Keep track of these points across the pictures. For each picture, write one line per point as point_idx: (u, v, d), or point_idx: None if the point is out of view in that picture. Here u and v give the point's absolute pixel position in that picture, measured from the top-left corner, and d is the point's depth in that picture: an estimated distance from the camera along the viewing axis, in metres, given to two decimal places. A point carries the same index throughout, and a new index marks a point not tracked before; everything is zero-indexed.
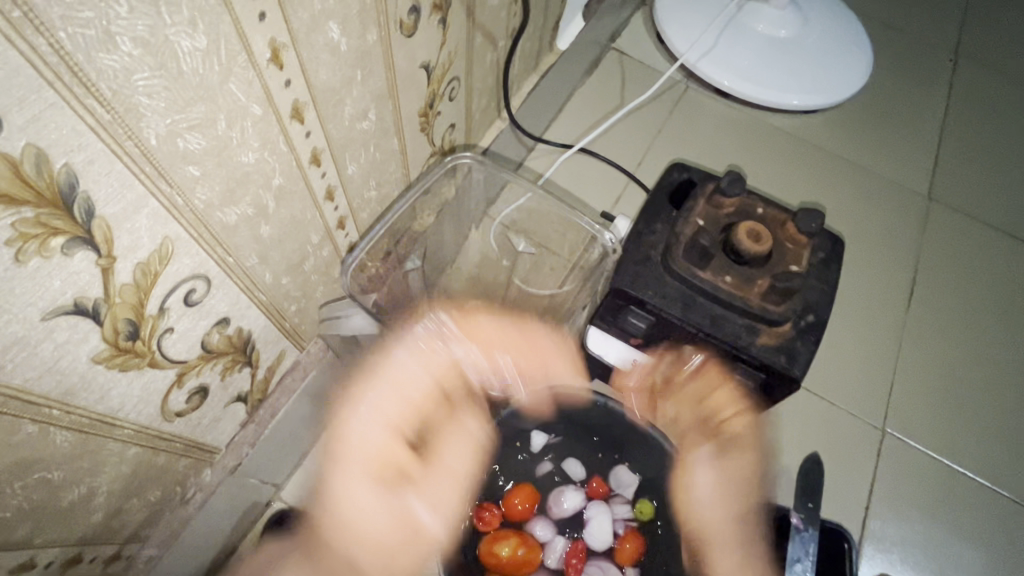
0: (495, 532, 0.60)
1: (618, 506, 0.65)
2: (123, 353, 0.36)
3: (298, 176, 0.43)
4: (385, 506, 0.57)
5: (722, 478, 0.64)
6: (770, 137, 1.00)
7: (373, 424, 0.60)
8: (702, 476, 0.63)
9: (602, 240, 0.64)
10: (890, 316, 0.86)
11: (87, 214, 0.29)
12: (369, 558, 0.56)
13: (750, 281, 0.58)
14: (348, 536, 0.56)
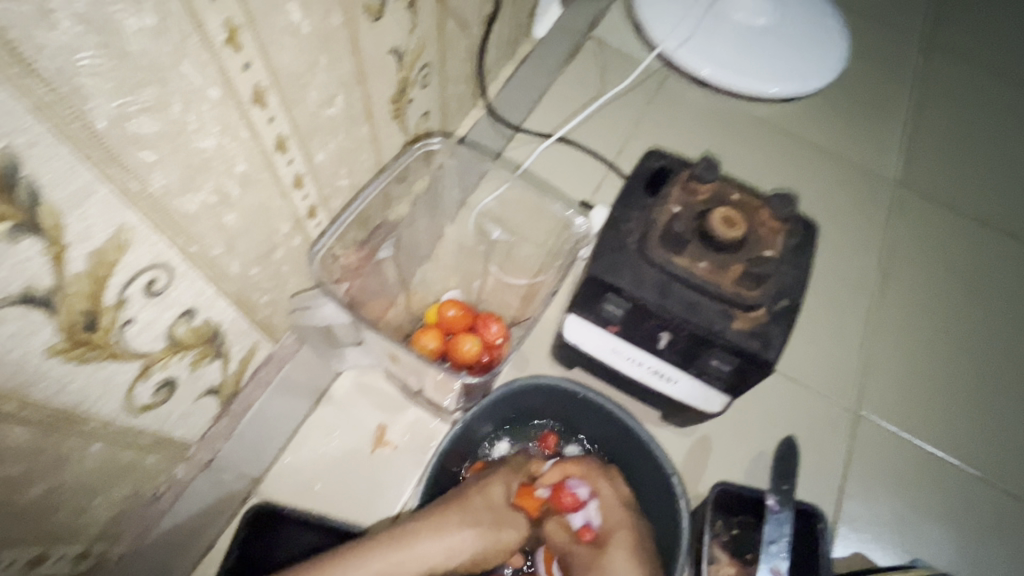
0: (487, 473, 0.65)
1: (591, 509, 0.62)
2: (81, 345, 0.35)
3: (263, 164, 0.42)
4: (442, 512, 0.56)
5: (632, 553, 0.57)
6: (747, 126, 1.00)
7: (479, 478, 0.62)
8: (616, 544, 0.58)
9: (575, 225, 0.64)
10: (865, 302, 0.88)
11: (32, 199, 0.28)
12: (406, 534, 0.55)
13: (724, 267, 0.59)
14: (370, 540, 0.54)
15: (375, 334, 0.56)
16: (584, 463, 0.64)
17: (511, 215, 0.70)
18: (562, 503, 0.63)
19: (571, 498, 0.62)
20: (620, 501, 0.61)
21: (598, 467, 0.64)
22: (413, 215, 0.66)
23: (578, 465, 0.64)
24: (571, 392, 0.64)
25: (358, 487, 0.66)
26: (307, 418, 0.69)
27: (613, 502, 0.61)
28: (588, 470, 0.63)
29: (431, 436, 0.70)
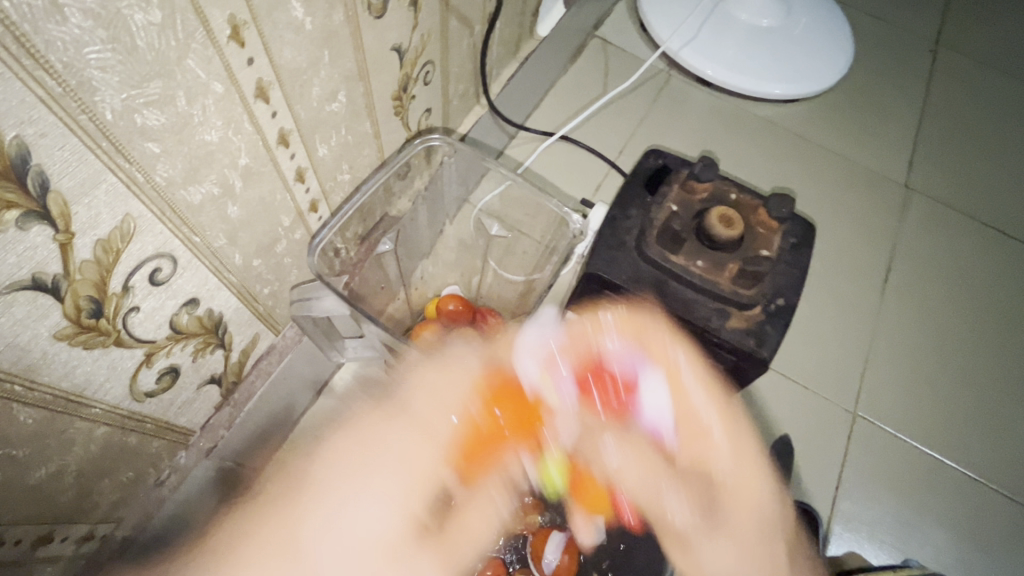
0: None
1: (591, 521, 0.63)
2: (86, 331, 0.36)
3: (266, 157, 0.43)
4: (378, 459, 0.59)
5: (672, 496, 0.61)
6: (750, 127, 1.00)
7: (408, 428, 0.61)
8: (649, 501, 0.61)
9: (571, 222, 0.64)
10: (864, 302, 0.88)
11: (41, 187, 0.29)
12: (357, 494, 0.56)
13: (721, 265, 0.60)
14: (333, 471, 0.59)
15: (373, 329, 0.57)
16: (618, 325, 0.63)
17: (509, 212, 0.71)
18: (604, 377, 0.62)
19: (614, 369, 0.62)
20: (669, 349, 0.61)
21: (632, 317, 0.63)
22: (414, 211, 0.67)
23: (626, 305, 0.63)
24: None
25: None
26: (308, 409, 0.70)
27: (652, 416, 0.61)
28: (634, 329, 0.62)
29: None
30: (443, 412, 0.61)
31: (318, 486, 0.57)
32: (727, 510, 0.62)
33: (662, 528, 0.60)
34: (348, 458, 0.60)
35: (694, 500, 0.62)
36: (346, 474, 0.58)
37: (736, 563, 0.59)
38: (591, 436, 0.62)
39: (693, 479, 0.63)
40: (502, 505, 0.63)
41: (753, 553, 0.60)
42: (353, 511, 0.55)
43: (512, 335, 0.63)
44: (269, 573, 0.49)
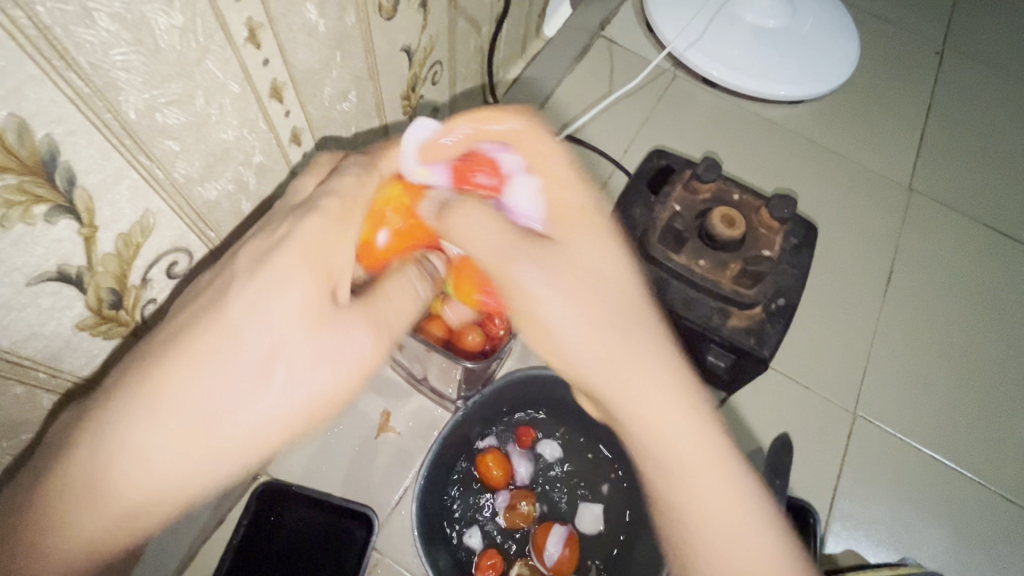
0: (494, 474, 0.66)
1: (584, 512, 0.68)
2: (107, 322, 0.37)
3: (278, 155, 0.45)
4: (232, 324, 0.34)
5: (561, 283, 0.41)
6: (754, 129, 1.01)
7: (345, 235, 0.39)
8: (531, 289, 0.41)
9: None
10: (866, 303, 0.88)
11: (68, 183, 0.30)
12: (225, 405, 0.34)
13: (722, 265, 0.61)
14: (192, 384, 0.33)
15: None
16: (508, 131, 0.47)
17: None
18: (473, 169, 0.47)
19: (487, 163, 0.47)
20: (566, 172, 0.47)
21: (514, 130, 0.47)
22: None
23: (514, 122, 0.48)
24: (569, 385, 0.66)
25: (361, 470, 0.69)
26: None
27: (575, 252, 0.42)
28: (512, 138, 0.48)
29: (433, 423, 0.73)
30: (343, 237, 0.38)
31: (154, 373, 0.33)
32: (580, 249, 0.42)
33: (505, 284, 0.41)
34: (248, 293, 0.35)
35: (559, 279, 0.41)
36: (225, 395, 0.34)
37: (649, 390, 0.41)
38: (462, 217, 0.42)
39: (562, 255, 0.41)
40: (419, 283, 0.44)
41: (665, 375, 0.41)
42: (278, 298, 0.35)
43: (394, 142, 0.48)
44: (166, 461, 0.33)
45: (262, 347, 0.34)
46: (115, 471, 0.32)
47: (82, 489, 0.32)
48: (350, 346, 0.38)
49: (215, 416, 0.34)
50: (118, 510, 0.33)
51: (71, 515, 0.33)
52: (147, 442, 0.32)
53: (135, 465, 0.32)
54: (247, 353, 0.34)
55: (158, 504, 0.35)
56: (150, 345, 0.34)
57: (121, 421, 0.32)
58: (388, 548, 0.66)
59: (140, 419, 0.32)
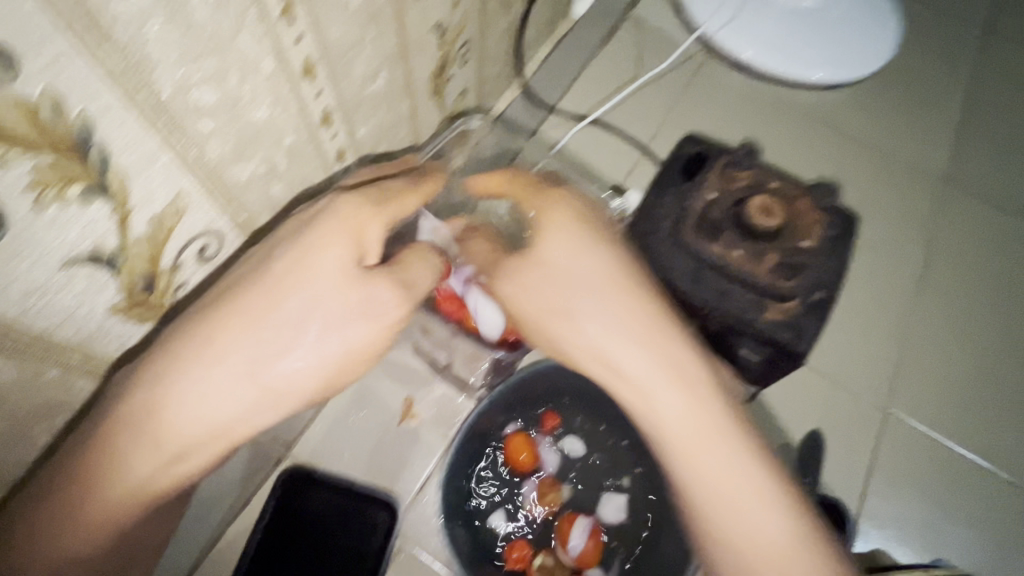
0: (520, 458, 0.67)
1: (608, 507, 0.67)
2: (139, 306, 0.37)
3: (309, 137, 0.43)
4: (267, 304, 0.37)
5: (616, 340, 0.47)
6: (787, 116, 0.97)
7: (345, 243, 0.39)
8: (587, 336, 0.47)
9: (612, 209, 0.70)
10: (900, 299, 0.85)
11: (102, 163, 0.29)
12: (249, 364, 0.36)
13: (760, 256, 0.59)
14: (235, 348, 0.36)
15: None
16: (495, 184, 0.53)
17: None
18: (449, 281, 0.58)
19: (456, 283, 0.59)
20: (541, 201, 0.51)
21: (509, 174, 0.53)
22: None
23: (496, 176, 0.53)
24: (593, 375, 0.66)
25: (384, 456, 0.69)
26: None
27: (553, 278, 0.48)
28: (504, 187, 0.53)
29: (456, 411, 0.72)
30: (360, 233, 0.40)
31: (197, 343, 0.35)
32: (558, 252, 0.48)
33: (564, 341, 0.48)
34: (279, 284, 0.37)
35: (608, 315, 0.47)
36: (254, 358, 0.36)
37: (647, 365, 0.46)
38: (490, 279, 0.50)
39: (542, 273, 0.48)
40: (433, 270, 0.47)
41: (663, 351, 0.46)
42: (318, 261, 0.38)
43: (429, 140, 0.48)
44: (207, 416, 0.35)
45: (302, 307, 0.37)
46: (164, 416, 0.35)
47: (134, 434, 0.34)
48: (384, 304, 0.41)
49: (262, 363, 0.36)
50: (166, 452, 0.36)
51: (120, 459, 0.35)
52: (200, 388, 0.35)
53: (185, 407, 0.35)
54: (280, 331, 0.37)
55: (201, 447, 0.37)
56: (197, 312, 0.36)
57: (180, 369, 0.35)
58: (412, 535, 0.66)
59: (197, 365, 0.35)
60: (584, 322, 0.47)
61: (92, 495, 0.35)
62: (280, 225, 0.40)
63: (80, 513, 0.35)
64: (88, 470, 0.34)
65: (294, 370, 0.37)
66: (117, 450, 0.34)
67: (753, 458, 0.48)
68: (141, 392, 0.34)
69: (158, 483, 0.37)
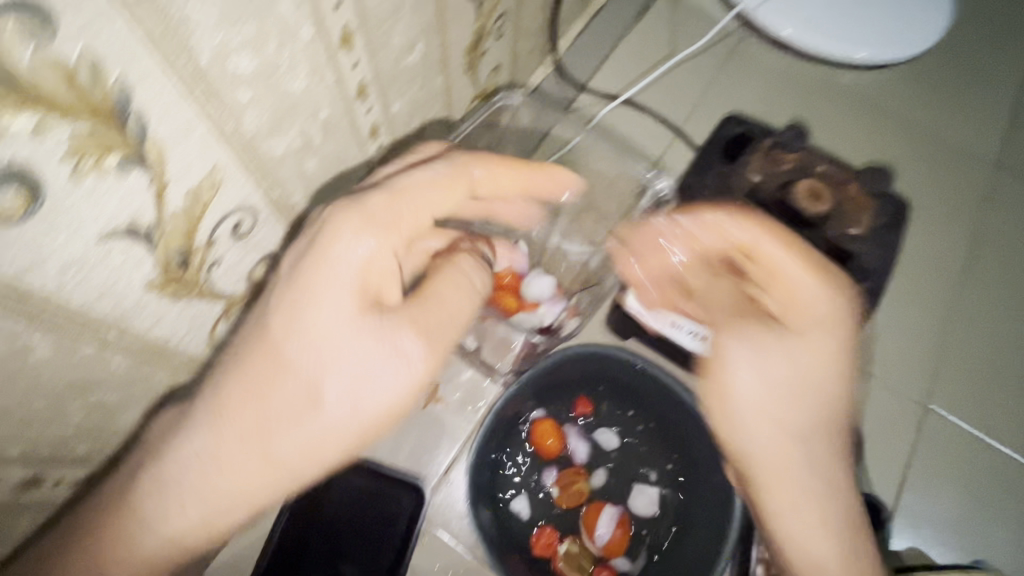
0: (546, 444, 0.66)
1: (636, 497, 0.66)
2: (174, 282, 0.36)
3: (344, 110, 0.42)
4: (277, 369, 0.38)
5: (783, 408, 0.51)
6: (831, 95, 0.91)
7: (362, 246, 0.39)
8: (740, 379, 0.50)
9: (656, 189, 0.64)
10: (948, 291, 0.81)
11: (140, 133, 0.28)
12: (272, 427, 0.38)
13: (805, 243, 0.56)
14: (250, 418, 0.38)
15: None
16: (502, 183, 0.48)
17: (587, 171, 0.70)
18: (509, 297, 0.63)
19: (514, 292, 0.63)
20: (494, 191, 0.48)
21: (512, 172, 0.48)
22: None
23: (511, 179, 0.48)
24: (627, 361, 0.63)
25: (409, 439, 0.68)
26: None
27: (795, 324, 0.51)
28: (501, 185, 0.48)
29: (481, 395, 0.70)
30: (359, 281, 0.39)
31: (215, 412, 0.38)
32: (801, 352, 0.50)
33: (748, 416, 0.51)
34: (284, 347, 0.38)
35: (761, 355, 0.50)
36: (280, 420, 0.38)
37: (770, 448, 0.51)
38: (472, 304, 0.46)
39: (779, 343, 0.50)
40: (461, 295, 0.46)
41: (796, 420, 0.51)
42: (314, 307, 0.38)
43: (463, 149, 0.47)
44: (229, 483, 0.38)
45: (312, 364, 0.38)
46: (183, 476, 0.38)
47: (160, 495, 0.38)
48: (391, 354, 0.40)
49: (278, 428, 0.38)
50: (197, 516, 0.39)
51: (152, 520, 0.39)
52: (216, 456, 0.38)
53: (202, 467, 0.38)
54: (296, 391, 0.39)
55: (228, 511, 0.39)
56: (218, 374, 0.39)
57: (199, 437, 0.38)
58: (436, 518, 0.66)
59: (217, 430, 0.38)
60: (782, 411, 0.51)
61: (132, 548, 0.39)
62: (283, 263, 0.40)
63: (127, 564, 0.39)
64: (125, 525, 0.38)
65: (310, 435, 0.39)
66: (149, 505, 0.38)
67: (843, 520, 0.52)
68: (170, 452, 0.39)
69: (191, 540, 0.40)
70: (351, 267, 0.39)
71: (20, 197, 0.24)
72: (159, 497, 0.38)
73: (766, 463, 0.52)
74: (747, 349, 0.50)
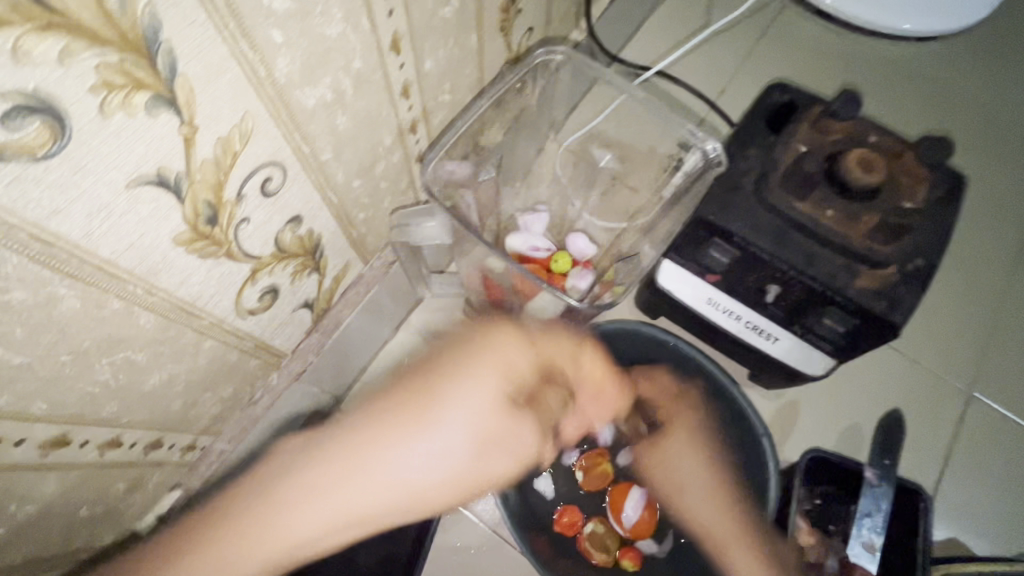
0: None
1: None
2: (202, 239, 0.34)
3: (377, 63, 0.40)
4: (412, 421, 0.37)
5: (714, 477, 0.55)
6: (879, 67, 0.86)
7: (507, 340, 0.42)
8: (695, 456, 0.57)
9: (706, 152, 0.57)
10: (996, 274, 0.77)
11: (171, 70, 0.26)
12: (391, 490, 0.36)
13: (853, 218, 0.52)
14: (374, 477, 0.36)
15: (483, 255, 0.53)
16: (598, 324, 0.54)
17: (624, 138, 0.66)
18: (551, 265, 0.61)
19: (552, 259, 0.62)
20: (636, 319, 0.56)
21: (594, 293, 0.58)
22: (510, 141, 0.62)
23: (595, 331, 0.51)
24: (662, 341, 0.62)
25: None
26: (387, 343, 0.69)
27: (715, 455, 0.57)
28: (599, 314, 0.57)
29: None
30: (500, 373, 0.40)
31: (346, 449, 0.36)
32: (697, 446, 0.57)
33: (678, 476, 0.57)
34: (422, 408, 0.38)
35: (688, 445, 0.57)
36: (401, 486, 0.36)
37: (712, 519, 0.53)
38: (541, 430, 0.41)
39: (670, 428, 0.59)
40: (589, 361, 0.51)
41: (723, 508, 0.53)
42: (464, 386, 0.39)
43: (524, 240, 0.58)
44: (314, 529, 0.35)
45: (452, 425, 0.38)
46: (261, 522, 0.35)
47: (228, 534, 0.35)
48: (507, 446, 0.40)
49: (388, 489, 0.36)
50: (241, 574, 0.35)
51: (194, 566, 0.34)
52: (313, 504, 0.35)
53: (293, 508, 0.35)
54: (426, 450, 0.37)
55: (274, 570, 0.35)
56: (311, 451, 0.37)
57: (303, 469, 0.36)
58: None
59: (339, 471, 0.36)
60: (691, 473, 0.56)
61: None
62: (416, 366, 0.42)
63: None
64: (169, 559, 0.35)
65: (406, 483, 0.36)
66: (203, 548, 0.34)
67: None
68: (253, 493, 0.36)
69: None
70: (496, 358, 0.41)
71: (45, 130, 0.23)
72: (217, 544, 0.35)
73: (706, 525, 0.54)
74: (691, 445, 0.57)
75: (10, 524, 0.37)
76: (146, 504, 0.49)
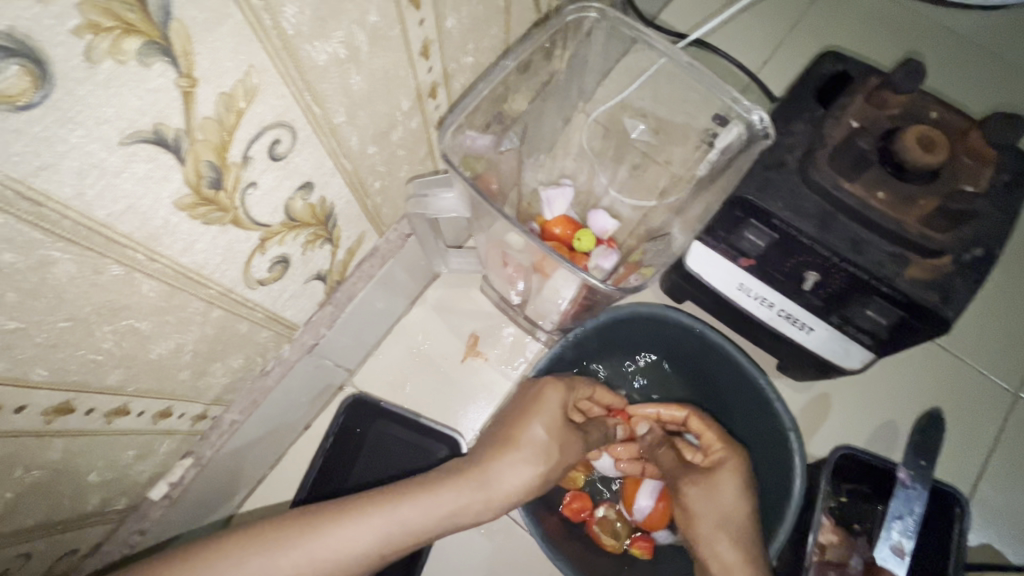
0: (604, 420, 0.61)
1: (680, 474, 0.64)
2: (206, 204, 0.32)
3: (395, 18, 0.37)
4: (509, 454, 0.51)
5: (735, 520, 0.52)
6: (939, 38, 0.79)
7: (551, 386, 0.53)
8: (718, 495, 0.53)
9: (751, 124, 0.52)
10: None
11: (163, 13, 0.24)
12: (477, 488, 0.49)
13: (910, 200, 0.46)
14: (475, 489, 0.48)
15: (499, 226, 0.50)
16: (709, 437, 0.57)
17: (658, 109, 0.62)
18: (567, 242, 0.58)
19: (567, 236, 0.58)
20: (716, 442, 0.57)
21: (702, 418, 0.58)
22: (537, 109, 0.58)
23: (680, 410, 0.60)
24: (687, 326, 0.58)
25: (446, 393, 0.66)
26: (402, 317, 0.68)
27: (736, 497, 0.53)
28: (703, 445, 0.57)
29: (522, 350, 0.68)
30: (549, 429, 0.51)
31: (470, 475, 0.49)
32: (723, 488, 0.54)
33: (703, 513, 0.53)
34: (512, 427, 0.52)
35: (714, 484, 0.54)
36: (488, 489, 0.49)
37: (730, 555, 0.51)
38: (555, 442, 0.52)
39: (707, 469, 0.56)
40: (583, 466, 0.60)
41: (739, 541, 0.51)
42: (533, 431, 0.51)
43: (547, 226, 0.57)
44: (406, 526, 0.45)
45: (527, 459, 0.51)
46: (447, 499, 0.47)
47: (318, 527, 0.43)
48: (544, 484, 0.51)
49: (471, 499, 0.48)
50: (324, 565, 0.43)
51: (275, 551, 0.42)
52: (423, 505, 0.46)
53: (396, 505, 0.45)
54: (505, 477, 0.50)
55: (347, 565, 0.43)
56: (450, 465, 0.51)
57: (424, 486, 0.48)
58: None
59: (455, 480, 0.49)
60: (728, 500, 0.53)
61: (322, 528, 0.43)
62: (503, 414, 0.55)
63: (299, 543, 0.42)
64: (325, 511, 0.44)
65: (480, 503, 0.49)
66: (370, 510, 0.45)
67: None
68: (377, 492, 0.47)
69: (351, 562, 0.43)
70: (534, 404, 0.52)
71: (25, 75, 0.21)
72: (301, 535, 0.42)
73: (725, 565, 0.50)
74: (721, 485, 0.54)
75: (18, 487, 0.37)
76: (157, 471, 0.49)
